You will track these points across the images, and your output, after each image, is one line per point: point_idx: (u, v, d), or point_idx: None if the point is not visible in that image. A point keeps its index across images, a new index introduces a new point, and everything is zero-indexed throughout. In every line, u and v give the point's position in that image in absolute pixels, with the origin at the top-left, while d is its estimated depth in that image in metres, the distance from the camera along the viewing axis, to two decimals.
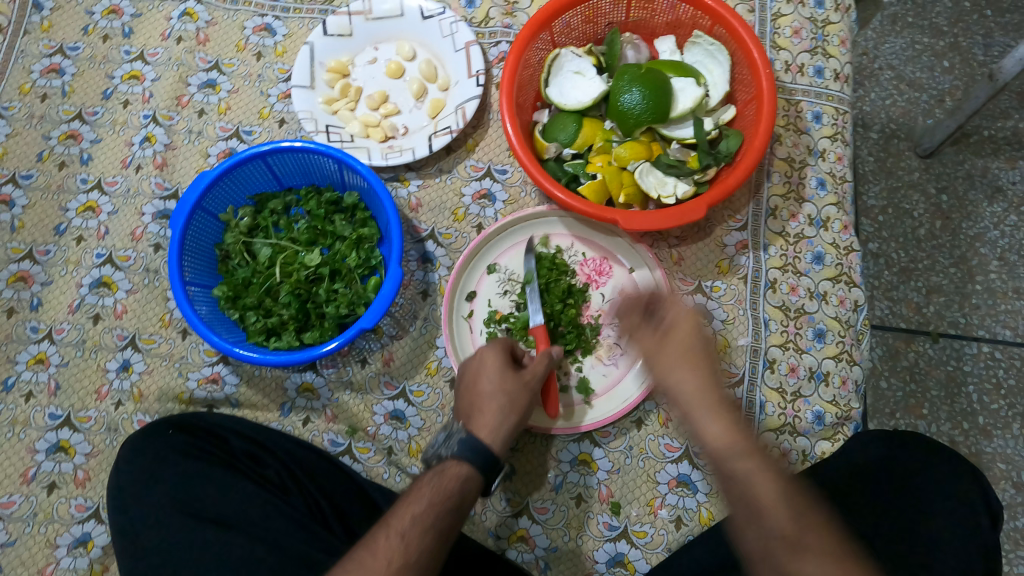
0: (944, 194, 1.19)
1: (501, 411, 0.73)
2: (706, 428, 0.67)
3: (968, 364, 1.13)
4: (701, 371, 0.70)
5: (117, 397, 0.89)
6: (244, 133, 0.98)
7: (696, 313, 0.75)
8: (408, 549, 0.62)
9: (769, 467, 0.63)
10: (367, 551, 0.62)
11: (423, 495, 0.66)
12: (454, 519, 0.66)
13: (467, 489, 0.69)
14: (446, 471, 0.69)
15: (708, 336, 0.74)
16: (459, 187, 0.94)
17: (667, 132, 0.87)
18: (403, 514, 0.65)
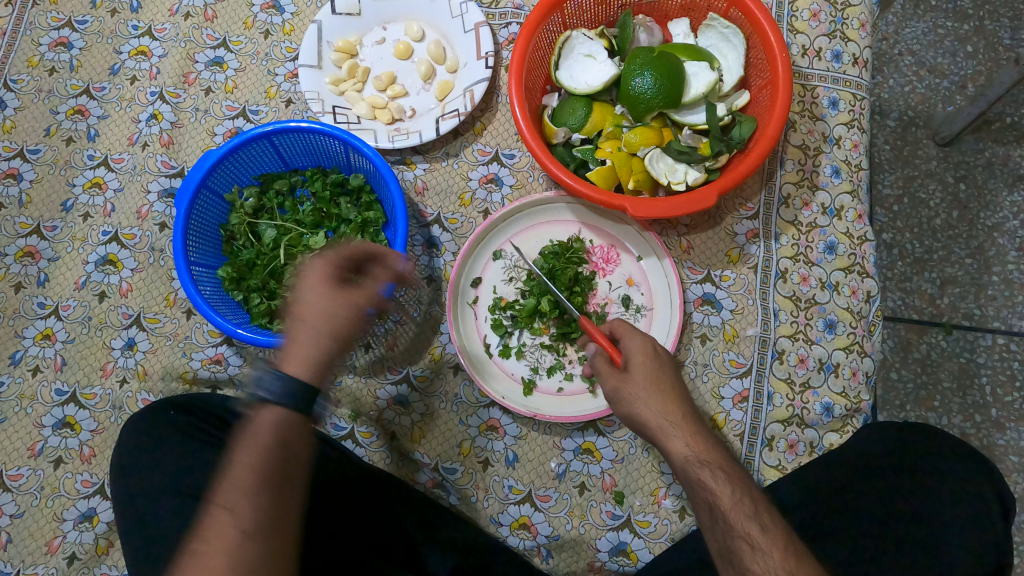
0: (962, 183, 1.16)
1: (314, 331, 0.64)
2: (671, 448, 0.68)
3: (981, 356, 1.12)
4: (663, 394, 0.69)
5: (122, 374, 0.89)
6: (251, 112, 0.97)
7: (652, 340, 0.72)
8: (242, 520, 0.57)
9: (729, 480, 0.65)
10: (200, 538, 0.57)
11: (246, 453, 0.60)
12: (281, 489, 0.60)
13: (294, 434, 0.63)
14: (264, 421, 0.62)
15: (665, 355, 0.72)
16: (466, 171, 0.93)
17: (678, 118, 0.85)
18: (235, 482, 0.59)
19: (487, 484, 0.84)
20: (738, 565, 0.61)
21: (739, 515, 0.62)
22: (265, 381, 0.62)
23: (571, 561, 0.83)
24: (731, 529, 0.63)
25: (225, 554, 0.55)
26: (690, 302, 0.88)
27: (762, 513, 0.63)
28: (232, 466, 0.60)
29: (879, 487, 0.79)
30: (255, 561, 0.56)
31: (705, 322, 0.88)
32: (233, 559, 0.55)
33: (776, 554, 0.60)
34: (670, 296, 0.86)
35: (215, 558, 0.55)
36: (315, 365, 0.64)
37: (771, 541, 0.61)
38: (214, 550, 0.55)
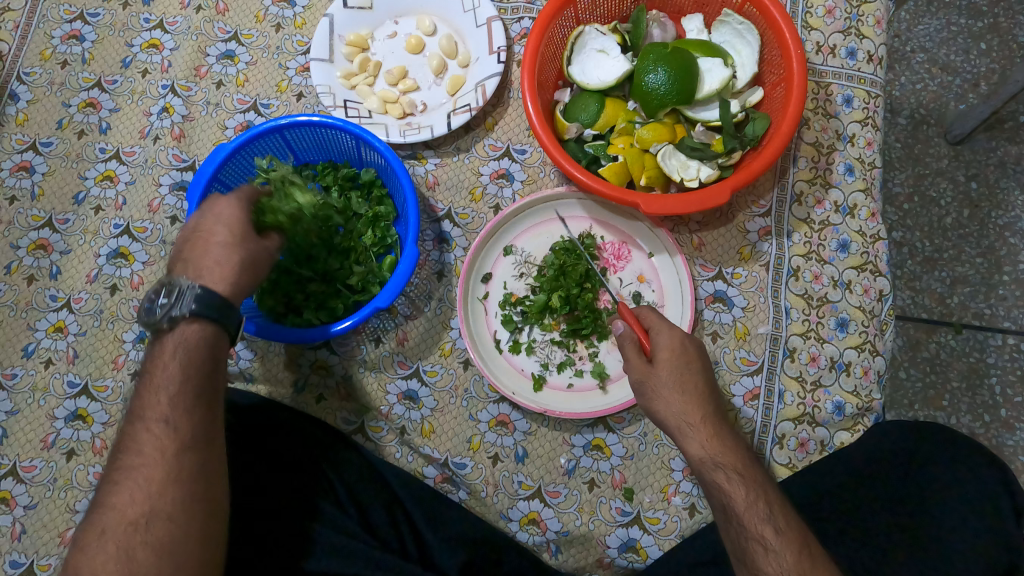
0: (974, 182, 1.15)
1: (230, 256, 0.69)
2: (688, 447, 0.70)
3: (991, 356, 1.11)
4: (684, 395, 0.70)
5: (134, 367, 0.90)
6: (262, 106, 0.97)
7: (681, 336, 0.71)
8: (181, 433, 0.63)
9: (746, 484, 0.67)
10: (135, 453, 0.62)
11: (171, 367, 0.65)
12: (200, 390, 0.65)
13: (217, 350, 0.68)
14: (187, 336, 0.66)
15: (694, 350, 0.71)
16: (477, 166, 0.93)
17: (691, 114, 0.84)
18: (156, 393, 0.64)
19: (497, 479, 0.84)
20: (752, 565, 0.65)
21: (754, 519, 0.66)
22: (187, 298, 0.66)
23: (580, 556, 0.83)
24: (745, 531, 0.66)
25: (166, 462, 0.62)
26: (701, 299, 0.88)
27: (778, 516, 0.66)
28: (161, 375, 0.65)
29: (889, 484, 0.79)
30: (191, 470, 0.62)
31: (716, 319, 0.87)
32: (172, 464, 0.62)
33: (790, 557, 0.64)
34: (681, 293, 0.86)
35: (156, 467, 0.61)
36: (233, 280, 0.68)
37: (785, 544, 0.64)
38: (153, 461, 0.61)
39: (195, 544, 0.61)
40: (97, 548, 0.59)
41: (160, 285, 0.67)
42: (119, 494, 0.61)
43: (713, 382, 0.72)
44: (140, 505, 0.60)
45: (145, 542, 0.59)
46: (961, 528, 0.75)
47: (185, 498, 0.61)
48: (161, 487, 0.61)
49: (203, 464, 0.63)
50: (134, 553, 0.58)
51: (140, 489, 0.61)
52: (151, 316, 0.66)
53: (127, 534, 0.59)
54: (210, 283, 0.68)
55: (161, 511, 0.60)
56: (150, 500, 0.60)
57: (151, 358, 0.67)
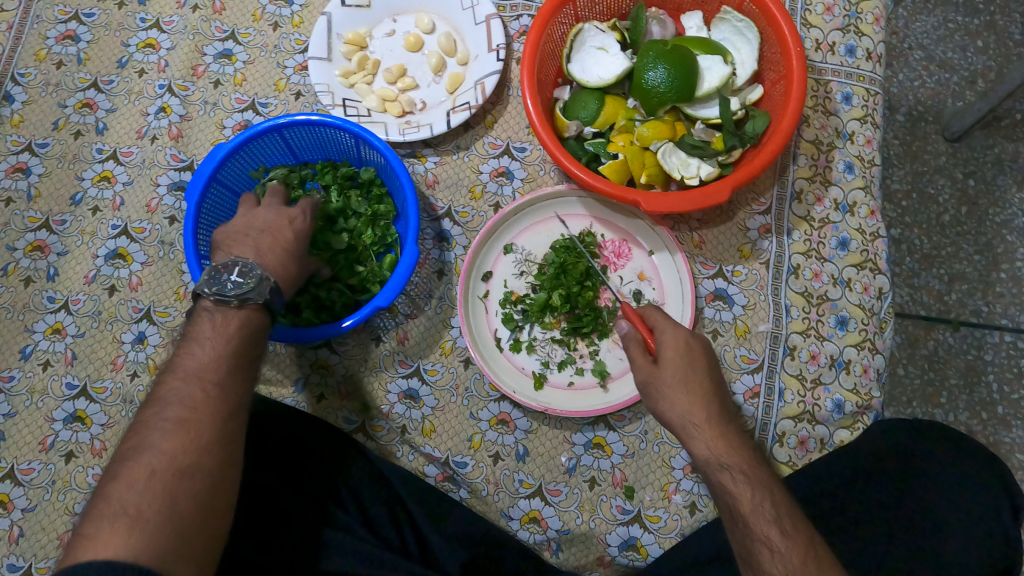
0: (971, 179, 1.16)
1: (289, 264, 0.74)
2: (692, 448, 0.70)
3: (989, 353, 1.11)
4: (690, 393, 0.70)
5: (133, 368, 0.89)
6: (260, 105, 0.96)
7: (685, 336, 0.71)
8: (230, 402, 0.64)
9: (751, 485, 0.67)
10: (184, 407, 0.62)
11: (226, 339, 0.67)
12: (244, 375, 0.67)
13: (258, 338, 0.70)
14: (247, 320, 0.68)
15: (699, 349, 0.71)
16: (476, 165, 0.92)
17: (691, 112, 0.84)
18: (210, 358, 0.65)
19: (498, 478, 0.84)
20: (757, 567, 0.65)
21: (759, 520, 0.65)
22: (257, 283, 0.68)
23: (581, 555, 0.83)
24: (751, 534, 0.66)
25: (217, 426, 0.62)
26: (701, 297, 0.88)
27: (783, 518, 0.66)
28: (213, 347, 0.66)
29: (889, 480, 0.79)
30: (234, 438, 0.63)
31: (717, 317, 0.87)
32: (217, 429, 0.62)
33: (795, 558, 0.64)
34: (682, 290, 0.86)
35: (206, 425, 0.61)
36: (289, 287, 0.74)
37: (791, 546, 0.64)
38: (205, 419, 0.61)
39: (223, 511, 0.60)
40: (139, 483, 0.56)
41: (231, 263, 0.69)
42: (169, 441, 0.59)
43: (718, 382, 0.72)
44: (190, 456, 0.59)
45: (188, 492, 0.57)
46: (960, 525, 0.76)
47: (226, 462, 0.61)
48: (209, 445, 0.60)
49: (240, 437, 0.64)
50: (178, 500, 0.56)
51: (186, 442, 0.59)
52: (223, 289, 0.67)
53: (172, 481, 0.57)
54: (275, 279, 0.72)
55: (204, 466, 0.59)
56: (199, 455, 0.59)
57: (199, 329, 0.67)
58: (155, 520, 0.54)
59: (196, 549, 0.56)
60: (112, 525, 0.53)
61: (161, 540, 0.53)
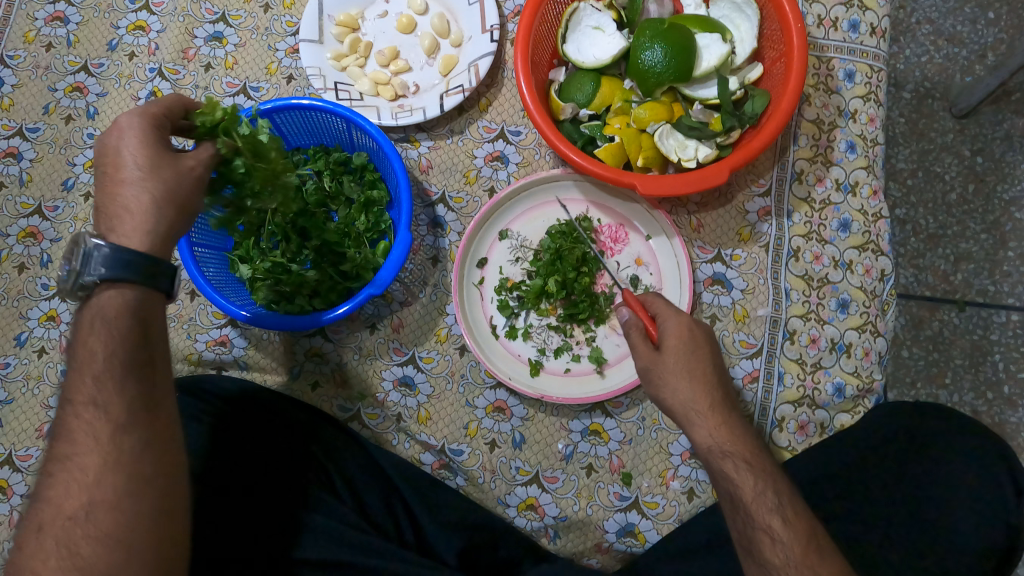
0: (979, 156, 1.13)
1: (153, 203, 0.62)
2: (694, 435, 0.69)
3: (994, 333, 1.10)
4: (695, 381, 0.69)
5: None
6: (252, 89, 0.95)
7: (689, 323, 0.70)
8: (114, 413, 0.59)
9: (754, 474, 0.67)
10: (67, 441, 0.60)
11: (96, 325, 0.61)
12: (127, 353, 0.61)
13: (151, 310, 0.63)
14: (109, 300, 0.61)
15: (702, 337, 0.70)
16: (471, 149, 0.91)
17: (689, 92, 0.82)
18: (89, 354, 0.60)
19: (494, 465, 0.84)
20: (759, 556, 0.65)
21: (762, 509, 0.65)
22: (96, 261, 0.60)
23: (578, 541, 0.83)
24: (754, 523, 0.66)
25: (105, 449, 0.59)
26: (700, 282, 0.87)
27: (785, 507, 0.66)
28: (89, 342, 0.61)
29: (890, 466, 0.78)
30: (131, 453, 0.59)
31: (715, 302, 0.86)
32: (112, 445, 0.59)
33: (797, 548, 0.64)
34: (679, 275, 0.85)
35: (93, 454, 0.59)
36: (152, 225, 0.62)
37: (793, 535, 0.64)
38: (88, 449, 0.59)
39: (148, 528, 0.59)
40: (34, 543, 0.57)
41: (71, 245, 0.61)
42: (53, 488, 0.59)
43: (721, 369, 0.71)
44: (76, 499, 0.58)
45: (87, 535, 0.57)
46: (959, 509, 0.75)
47: (126, 483, 0.59)
48: (98, 477, 0.58)
49: (128, 446, 0.60)
50: (77, 548, 0.57)
51: (76, 482, 0.58)
52: (66, 280, 0.61)
53: (65, 529, 0.57)
54: (125, 236, 0.62)
55: (100, 501, 0.58)
56: (90, 491, 0.58)
57: (77, 326, 0.62)
58: (56, 574, 0.56)
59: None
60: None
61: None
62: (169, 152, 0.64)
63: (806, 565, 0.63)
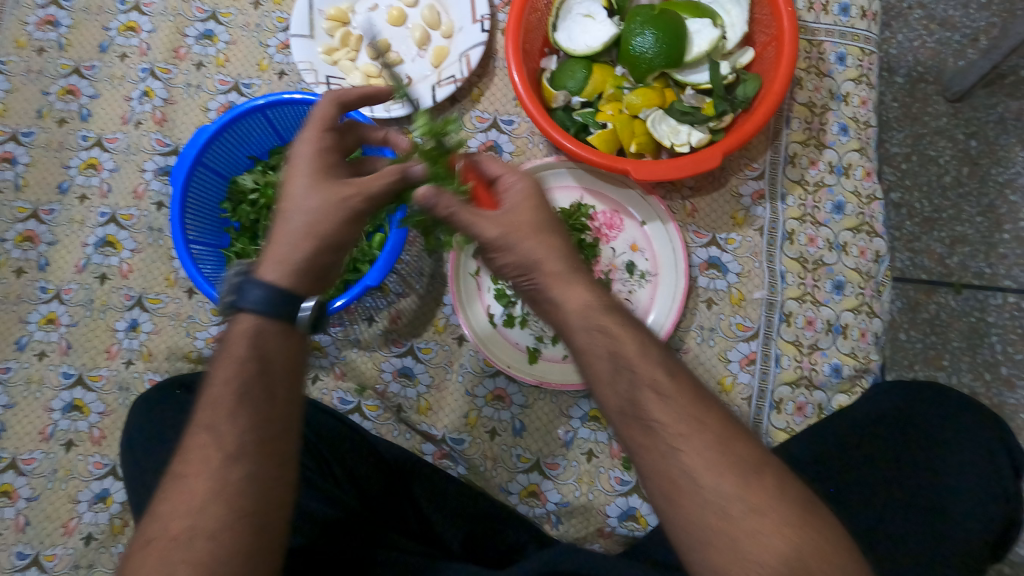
0: (973, 139, 1.10)
1: (326, 234, 0.58)
2: (557, 298, 0.56)
3: (992, 315, 1.06)
4: (551, 233, 0.57)
5: (127, 356, 0.89)
6: (244, 86, 0.95)
7: (530, 179, 0.59)
8: (225, 441, 0.53)
9: (638, 332, 0.56)
10: (183, 460, 0.53)
11: (237, 351, 0.56)
12: (265, 385, 0.55)
13: (274, 346, 0.57)
14: (257, 321, 0.57)
15: (525, 195, 0.58)
16: (464, 139, 0.91)
17: (680, 78, 0.82)
18: (219, 383, 0.55)
19: (496, 454, 0.84)
20: (643, 418, 0.54)
21: (649, 363, 0.55)
22: (246, 290, 0.57)
23: (580, 526, 0.83)
24: (674, 447, 0.52)
25: (208, 478, 0.52)
26: (695, 266, 0.87)
27: (669, 363, 0.56)
28: (224, 371, 0.55)
29: (890, 445, 0.78)
30: (237, 483, 0.51)
31: (711, 286, 0.86)
32: (218, 470, 0.52)
33: (709, 437, 0.52)
34: (675, 259, 0.85)
35: (202, 476, 0.52)
36: (291, 267, 0.57)
37: (682, 401, 0.54)
38: (197, 471, 0.52)
39: (244, 561, 0.51)
40: (138, 564, 0.51)
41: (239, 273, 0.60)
42: (165, 504, 0.52)
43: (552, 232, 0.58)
44: (183, 520, 0.51)
45: (185, 562, 0.49)
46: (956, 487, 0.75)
47: (237, 510, 0.51)
48: (204, 502, 0.51)
49: (252, 470, 0.52)
50: (174, 572, 0.49)
51: (183, 503, 0.51)
52: (241, 299, 0.57)
53: (166, 551, 0.50)
54: (268, 265, 0.58)
55: (203, 528, 0.50)
56: (197, 513, 0.51)
57: (218, 347, 0.58)
58: None
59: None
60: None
61: None
62: (333, 176, 0.59)
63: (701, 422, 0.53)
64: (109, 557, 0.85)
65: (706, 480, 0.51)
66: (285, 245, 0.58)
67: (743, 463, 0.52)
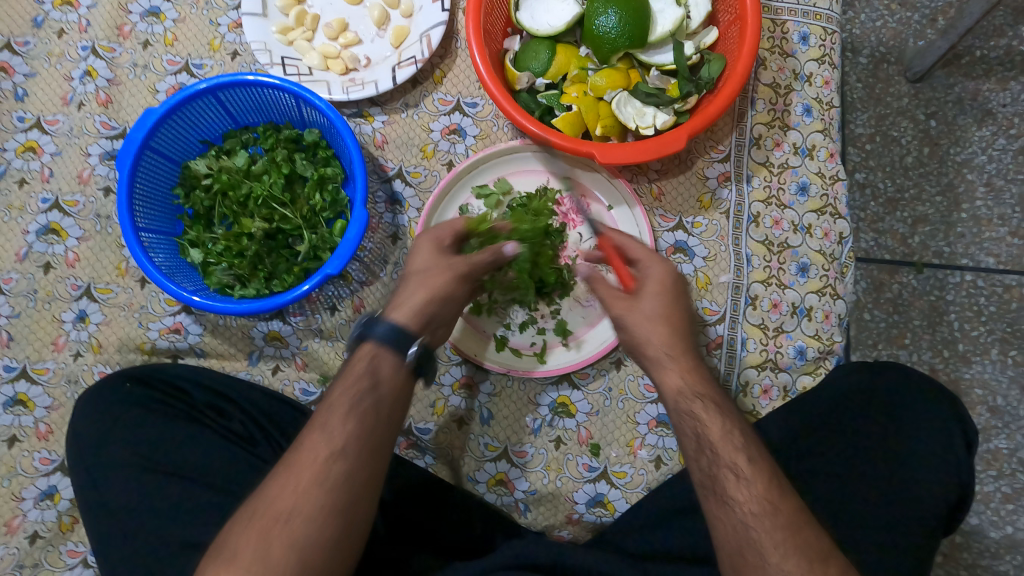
0: (933, 120, 1.09)
1: (444, 286, 0.69)
2: (662, 378, 0.67)
3: (950, 293, 1.06)
4: (671, 326, 0.68)
5: (76, 348, 0.86)
6: (194, 67, 0.91)
7: (666, 273, 0.70)
8: (334, 440, 0.60)
9: (721, 413, 0.65)
10: (294, 450, 0.61)
11: (354, 378, 0.63)
12: (381, 410, 0.63)
13: (395, 385, 0.65)
14: (376, 350, 0.65)
15: (677, 285, 0.70)
16: (427, 122, 0.89)
17: (645, 59, 0.81)
18: (333, 399, 0.63)
19: (462, 443, 0.84)
20: (722, 494, 0.62)
21: (730, 446, 0.63)
22: (380, 329, 0.66)
23: (549, 514, 0.83)
24: (746, 523, 0.60)
25: (306, 481, 0.58)
26: (662, 251, 0.86)
27: (751, 447, 0.64)
28: (336, 395, 0.63)
29: (853, 425, 0.79)
30: (339, 479, 0.58)
31: (678, 270, 0.86)
32: (322, 471, 0.58)
33: (769, 521, 0.60)
34: (642, 245, 0.85)
35: (309, 467, 0.58)
36: (419, 314, 0.68)
37: (756, 482, 0.61)
38: (302, 465, 0.59)
39: (322, 553, 0.57)
40: (239, 531, 0.57)
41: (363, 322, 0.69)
42: (273, 484, 0.59)
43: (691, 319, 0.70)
44: (287, 500, 0.57)
45: (282, 539, 0.56)
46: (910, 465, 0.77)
47: (328, 507, 0.57)
48: (308, 491, 0.58)
49: (349, 478, 0.59)
50: (270, 548, 0.56)
51: (290, 485, 0.58)
52: (365, 330, 0.67)
53: (268, 525, 0.57)
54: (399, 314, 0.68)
55: (302, 511, 0.57)
56: (298, 496, 0.57)
57: (345, 369, 0.66)
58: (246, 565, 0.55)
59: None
60: (216, 566, 0.56)
61: None
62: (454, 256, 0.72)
63: (769, 501, 0.61)
64: (56, 556, 0.83)
65: (775, 558, 0.58)
66: (414, 292, 0.69)
67: (777, 508, 0.60)
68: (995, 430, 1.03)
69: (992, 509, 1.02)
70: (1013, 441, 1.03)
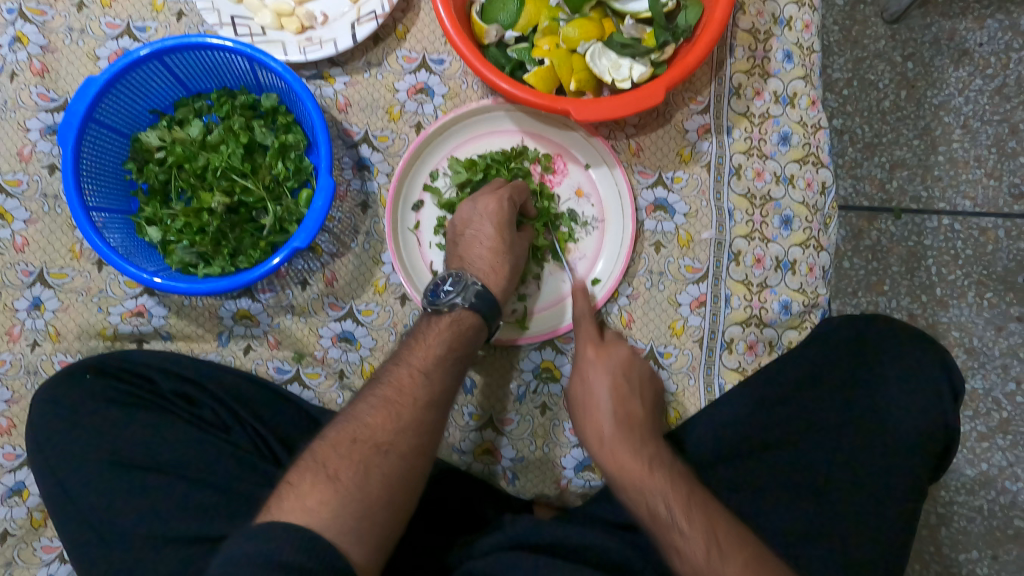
0: (911, 62, 1.06)
1: (501, 261, 0.74)
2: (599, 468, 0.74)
3: (928, 238, 1.04)
4: (592, 416, 0.75)
5: (32, 337, 0.82)
6: (137, 30, 0.85)
7: (587, 358, 0.77)
8: (434, 393, 0.66)
9: (644, 487, 0.68)
10: (393, 387, 0.66)
11: (444, 338, 0.69)
12: (465, 358, 0.70)
13: (469, 342, 0.70)
14: (460, 319, 0.70)
15: (603, 371, 0.76)
16: (391, 82, 0.84)
17: (619, 7, 0.77)
18: (422, 353, 0.68)
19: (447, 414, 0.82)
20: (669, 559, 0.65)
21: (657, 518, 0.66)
22: (470, 290, 0.70)
23: (537, 482, 0.82)
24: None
25: (417, 412, 0.65)
26: (642, 210, 0.84)
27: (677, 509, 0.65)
28: (424, 351, 0.68)
29: (842, 379, 0.78)
30: (428, 428, 0.65)
31: (658, 229, 0.84)
32: (414, 416, 0.64)
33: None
34: (621, 205, 0.82)
35: (407, 410, 0.64)
36: (504, 284, 0.74)
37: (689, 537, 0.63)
38: (399, 406, 0.64)
39: (401, 498, 0.61)
40: (343, 450, 0.61)
41: (446, 275, 0.72)
42: (373, 415, 0.63)
43: (631, 398, 0.76)
44: (387, 434, 0.62)
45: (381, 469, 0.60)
46: (889, 410, 0.76)
47: (418, 449, 0.64)
48: (402, 431, 0.63)
49: (437, 429, 0.66)
50: (369, 473, 0.60)
51: (389, 421, 0.63)
52: (436, 300, 0.71)
53: (372, 455, 0.61)
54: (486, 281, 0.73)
55: (398, 449, 0.62)
56: (396, 435, 0.63)
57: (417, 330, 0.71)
58: (348, 485, 0.58)
59: (361, 530, 0.57)
60: (314, 478, 0.58)
61: (347, 515, 0.57)
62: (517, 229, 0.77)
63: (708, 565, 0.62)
64: (30, 553, 0.80)
65: None
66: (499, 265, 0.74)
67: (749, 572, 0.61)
68: (971, 370, 1.03)
69: (969, 447, 1.03)
70: (988, 381, 1.03)
